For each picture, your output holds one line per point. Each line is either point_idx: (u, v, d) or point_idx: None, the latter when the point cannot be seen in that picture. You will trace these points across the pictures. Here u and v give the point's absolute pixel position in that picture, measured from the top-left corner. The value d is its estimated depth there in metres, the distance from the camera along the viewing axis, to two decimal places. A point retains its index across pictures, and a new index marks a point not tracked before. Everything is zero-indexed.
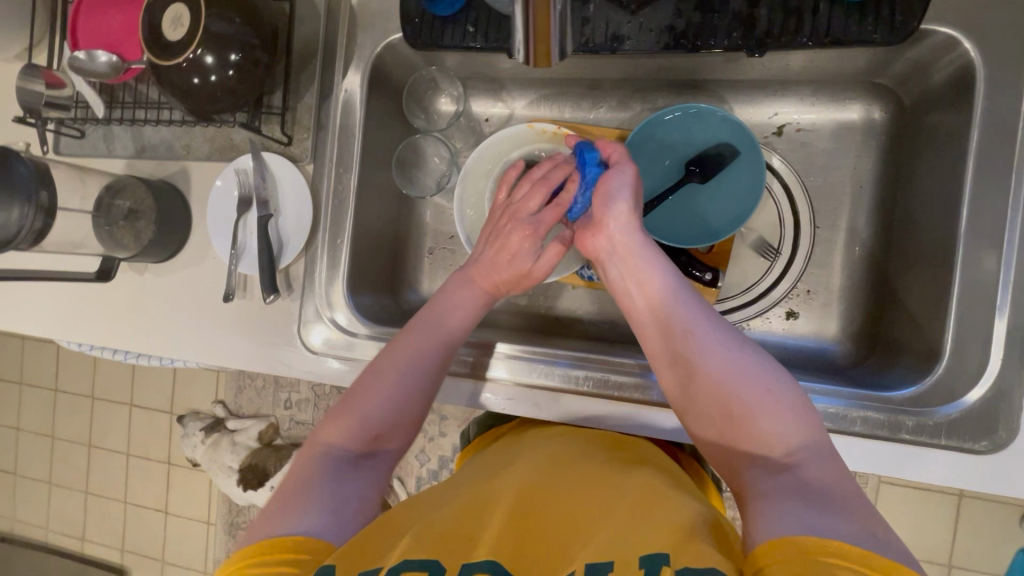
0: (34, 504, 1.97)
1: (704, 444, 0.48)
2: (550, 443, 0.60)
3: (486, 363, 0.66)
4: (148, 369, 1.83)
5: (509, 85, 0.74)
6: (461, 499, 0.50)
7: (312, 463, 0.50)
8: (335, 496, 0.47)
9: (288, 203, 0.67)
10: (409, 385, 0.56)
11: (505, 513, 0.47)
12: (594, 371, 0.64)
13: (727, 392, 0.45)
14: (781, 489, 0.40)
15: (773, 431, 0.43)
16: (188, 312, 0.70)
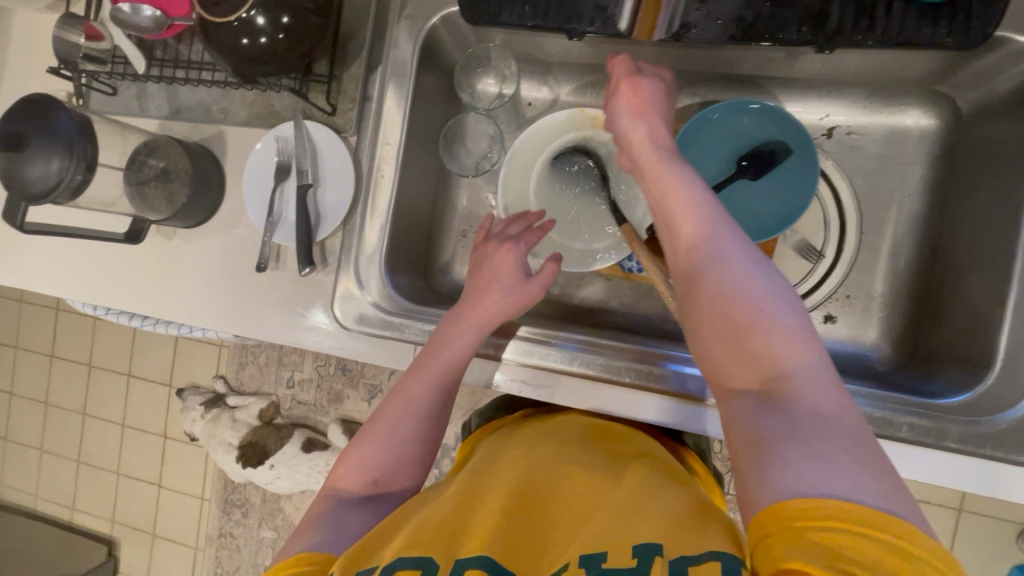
0: (24, 470, 1.94)
1: (702, 362, 0.44)
2: (556, 431, 0.58)
3: (513, 348, 0.65)
4: (148, 340, 1.80)
5: (556, 69, 0.72)
6: (456, 493, 0.49)
7: (322, 504, 0.50)
8: (338, 526, 0.47)
9: (328, 175, 0.65)
10: (399, 429, 0.53)
11: (497, 508, 0.45)
12: (635, 362, 0.62)
13: (728, 309, 0.42)
14: (773, 418, 0.36)
15: (775, 353, 0.39)
16: (216, 280, 0.68)
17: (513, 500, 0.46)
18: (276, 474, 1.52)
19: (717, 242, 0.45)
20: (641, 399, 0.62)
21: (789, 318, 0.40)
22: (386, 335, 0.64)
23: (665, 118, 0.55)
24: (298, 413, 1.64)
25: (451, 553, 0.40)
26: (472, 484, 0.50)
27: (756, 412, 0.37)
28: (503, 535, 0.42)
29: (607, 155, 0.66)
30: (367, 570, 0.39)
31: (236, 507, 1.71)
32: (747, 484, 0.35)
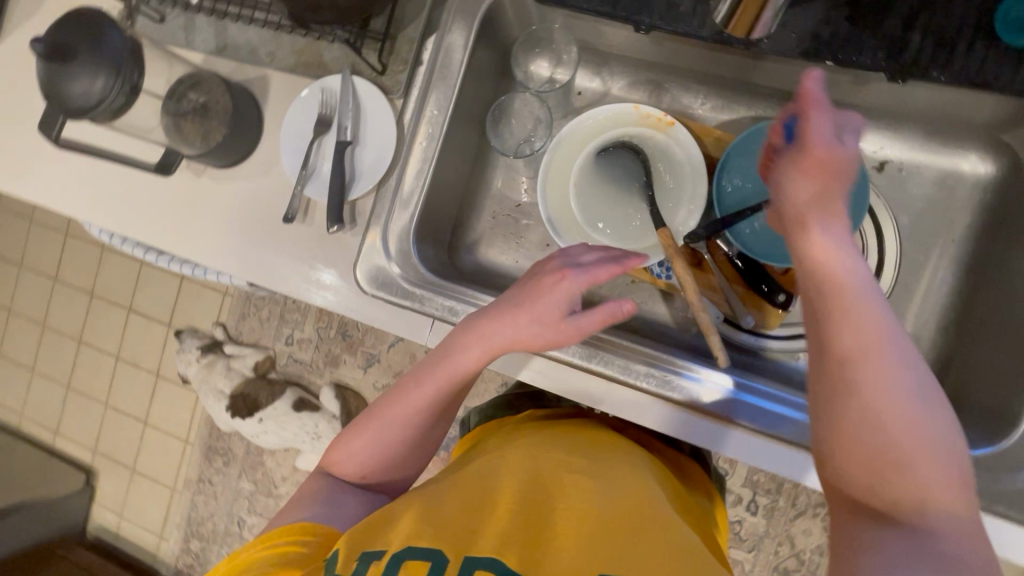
0: (13, 387, 1.95)
1: (822, 457, 0.43)
2: (554, 425, 0.59)
3: None
4: (153, 277, 1.80)
5: (613, 61, 0.71)
6: (464, 482, 0.50)
7: (319, 481, 0.57)
8: (332, 505, 0.54)
9: (369, 135, 0.64)
10: (391, 435, 0.57)
11: (507, 503, 0.46)
12: (656, 369, 0.61)
13: (880, 423, 0.39)
14: (905, 549, 0.36)
15: (922, 483, 0.38)
16: (239, 225, 0.67)
17: (525, 496, 0.47)
18: (263, 428, 1.53)
19: (882, 350, 0.41)
20: (655, 405, 0.61)
21: (942, 445, 0.39)
22: (405, 305, 0.63)
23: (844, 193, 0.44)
24: (292, 372, 1.64)
25: (461, 547, 0.42)
26: (477, 473, 0.51)
27: (876, 534, 0.38)
28: (516, 532, 0.44)
29: (653, 156, 0.64)
30: (375, 553, 0.42)
31: (219, 454, 1.72)
32: None
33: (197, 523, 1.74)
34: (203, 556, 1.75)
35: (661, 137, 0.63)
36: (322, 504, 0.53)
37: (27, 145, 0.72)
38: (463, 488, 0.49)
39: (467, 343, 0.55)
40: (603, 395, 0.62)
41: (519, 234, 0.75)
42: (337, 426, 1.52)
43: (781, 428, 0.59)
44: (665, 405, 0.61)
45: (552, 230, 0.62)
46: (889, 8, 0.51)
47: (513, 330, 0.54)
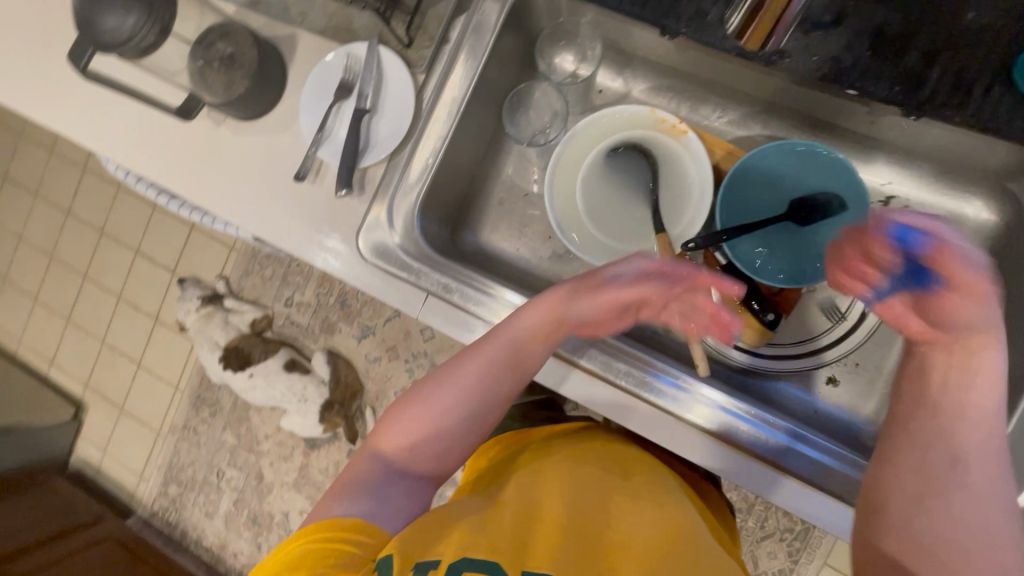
0: (14, 314, 1.98)
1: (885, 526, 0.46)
2: (583, 448, 0.68)
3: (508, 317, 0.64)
4: (163, 223, 1.82)
5: (636, 63, 0.71)
6: (514, 505, 0.58)
7: (369, 465, 0.61)
8: (383, 492, 0.59)
9: (387, 105, 0.65)
10: (439, 413, 0.62)
11: (557, 535, 0.55)
12: (634, 368, 0.63)
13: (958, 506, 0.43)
14: None
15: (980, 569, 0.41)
16: (250, 178, 0.68)
17: (573, 524, 0.56)
18: (252, 384, 1.55)
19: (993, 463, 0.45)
20: (649, 413, 0.62)
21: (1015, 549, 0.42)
22: (402, 277, 0.64)
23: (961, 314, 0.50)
24: (288, 334, 1.68)
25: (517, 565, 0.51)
26: (526, 495, 0.59)
27: None
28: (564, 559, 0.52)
29: (663, 161, 0.65)
30: (433, 562, 0.50)
31: (207, 405, 1.75)
32: None
33: (178, 468, 1.78)
34: (180, 501, 1.78)
35: (673, 143, 0.64)
36: (375, 496, 0.58)
37: (55, 75, 0.73)
38: (513, 507, 0.58)
39: (517, 325, 0.60)
40: (580, 387, 0.64)
41: (523, 223, 0.77)
42: (324, 391, 1.54)
43: (761, 447, 0.60)
44: (658, 412, 0.62)
45: (553, 222, 0.63)
46: (909, 44, 0.52)
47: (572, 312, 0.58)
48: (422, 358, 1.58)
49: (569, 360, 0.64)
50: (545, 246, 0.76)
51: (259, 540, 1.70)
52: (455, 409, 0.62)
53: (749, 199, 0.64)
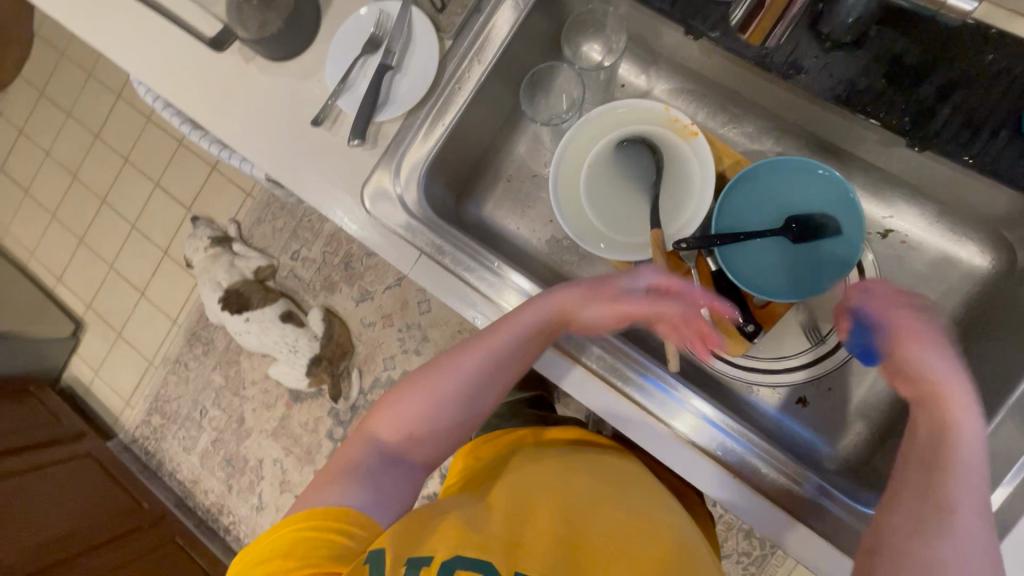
0: (30, 226, 2.02)
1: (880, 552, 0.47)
2: (572, 457, 0.70)
3: (498, 288, 0.65)
4: (186, 161, 1.85)
5: (661, 62, 0.72)
6: (506, 510, 0.61)
7: (361, 451, 0.62)
8: (377, 479, 0.60)
9: (411, 65, 0.66)
10: (443, 397, 0.64)
11: (548, 543, 0.58)
12: (609, 355, 0.64)
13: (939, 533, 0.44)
14: None
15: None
16: (269, 117, 0.70)
17: (564, 537, 0.59)
18: (246, 327, 1.57)
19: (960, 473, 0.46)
20: (643, 422, 0.62)
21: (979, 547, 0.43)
22: (399, 233, 0.66)
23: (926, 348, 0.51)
24: (289, 287, 1.71)
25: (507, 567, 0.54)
26: (516, 499, 0.62)
27: None
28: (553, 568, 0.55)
29: (669, 160, 0.66)
30: (428, 558, 0.53)
31: (201, 342, 1.79)
32: None
33: (164, 400, 1.82)
34: (162, 431, 1.82)
35: (682, 143, 0.65)
36: (370, 480, 0.60)
37: None
38: (504, 512, 0.61)
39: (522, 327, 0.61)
40: (559, 369, 0.64)
41: (526, 203, 0.78)
42: (316, 346, 1.56)
43: (729, 455, 0.60)
44: (651, 420, 0.62)
45: (554, 204, 0.64)
46: (924, 77, 0.52)
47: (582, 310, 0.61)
48: (414, 330, 1.61)
49: (580, 361, 0.64)
50: (545, 228, 0.78)
51: (231, 482, 1.74)
52: (457, 391, 0.64)
53: (749, 210, 0.65)
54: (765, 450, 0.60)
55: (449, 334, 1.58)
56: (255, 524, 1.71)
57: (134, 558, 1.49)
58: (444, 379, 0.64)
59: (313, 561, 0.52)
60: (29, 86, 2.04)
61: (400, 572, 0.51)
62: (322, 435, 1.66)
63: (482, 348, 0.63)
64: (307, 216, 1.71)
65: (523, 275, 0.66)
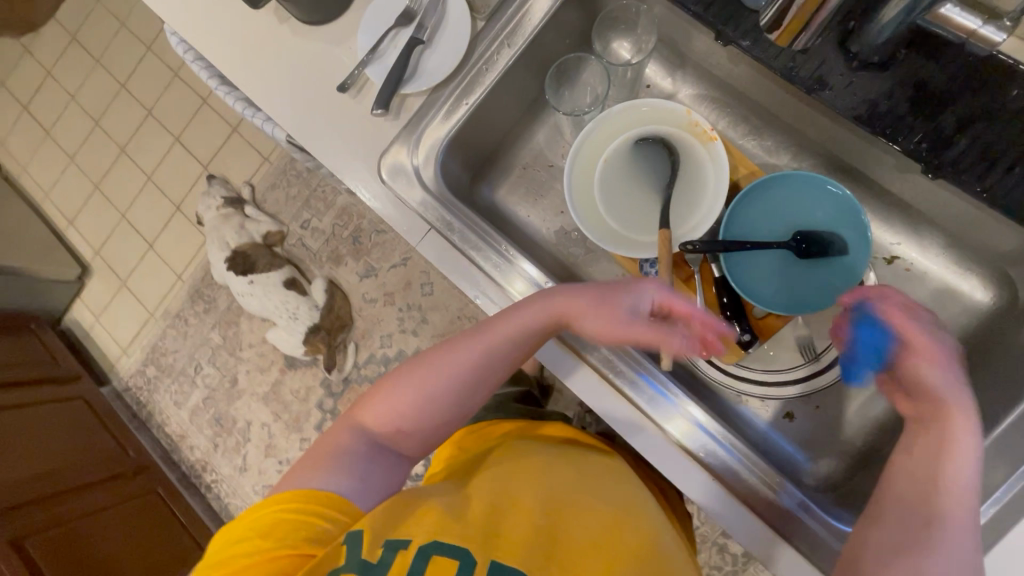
0: (48, 167, 2.04)
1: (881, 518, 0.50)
2: (557, 454, 0.71)
3: (505, 272, 0.65)
4: (208, 119, 1.86)
5: (689, 67, 0.73)
6: (487, 497, 0.63)
7: (349, 439, 0.63)
8: (362, 469, 0.62)
9: (441, 41, 0.67)
10: (434, 393, 0.63)
11: (527, 531, 0.59)
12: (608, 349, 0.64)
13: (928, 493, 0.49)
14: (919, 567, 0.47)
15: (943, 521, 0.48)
16: (296, 78, 0.71)
17: (543, 526, 0.60)
18: (248, 290, 1.58)
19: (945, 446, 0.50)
20: (634, 421, 0.62)
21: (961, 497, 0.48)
22: (411, 205, 0.67)
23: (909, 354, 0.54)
24: (295, 255, 1.73)
25: (487, 555, 0.55)
26: (498, 489, 0.64)
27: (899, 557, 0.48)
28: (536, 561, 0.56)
29: (686, 162, 0.66)
30: (405, 543, 0.55)
31: (203, 300, 1.80)
32: None
33: (161, 352, 1.84)
34: (155, 383, 1.84)
35: (701, 149, 0.65)
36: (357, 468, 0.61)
37: None
38: (488, 498, 0.62)
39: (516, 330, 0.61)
40: (555, 357, 0.64)
41: (539, 192, 0.79)
42: (315, 316, 1.57)
43: (712, 458, 0.61)
44: (642, 419, 0.62)
45: (568, 196, 0.65)
46: (947, 105, 0.53)
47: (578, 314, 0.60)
48: (414, 311, 1.62)
49: (580, 355, 0.64)
50: (555, 219, 0.79)
51: (218, 441, 1.76)
52: (446, 386, 0.63)
53: (758, 221, 0.66)
54: (748, 459, 0.61)
55: (448, 319, 1.59)
56: (236, 485, 1.73)
57: (115, 504, 1.50)
58: (440, 380, 0.63)
59: (292, 542, 0.55)
60: (62, 29, 2.06)
61: (377, 555, 0.53)
62: (311, 405, 1.67)
63: (481, 350, 0.62)
64: (321, 188, 1.72)
65: (532, 261, 0.66)
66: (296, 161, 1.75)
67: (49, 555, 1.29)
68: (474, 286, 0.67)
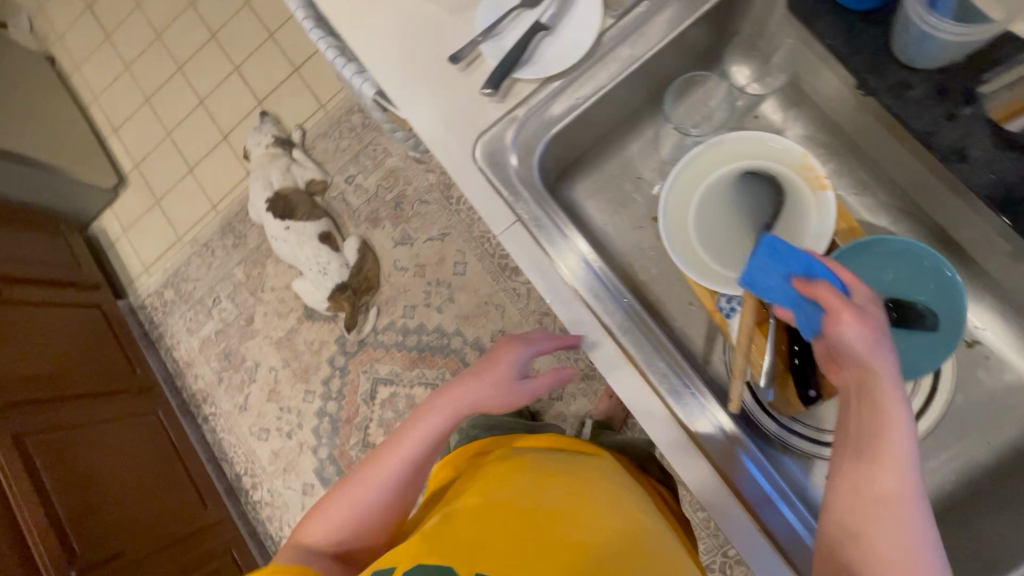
0: (102, 70, 2.02)
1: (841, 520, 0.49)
2: (541, 454, 0.70)
3: (558, 246, 0.64)
4: (270, 54, 1.83)
5: (805, 107, 0.70)
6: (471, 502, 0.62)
7: (292, 554, 0.63)
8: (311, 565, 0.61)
9: (565, 31, 0.65)
10: (367, 494, 0.65)
11: (516, 531, 0.58)
12: (652, 350, 0.62)
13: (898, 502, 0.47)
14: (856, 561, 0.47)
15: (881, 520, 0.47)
16: (407, 39, 0.69)
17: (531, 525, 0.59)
18: (283, 234, 1.56)
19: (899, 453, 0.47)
20: (669, 427, 0.60)
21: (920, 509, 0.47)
22: (501, 191, 0.64)
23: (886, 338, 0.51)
24: (334, 208, 1.71)
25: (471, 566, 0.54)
26: (479, 492, 0.63)
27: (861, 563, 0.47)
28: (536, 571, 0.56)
29: (791, 203, 0.63)
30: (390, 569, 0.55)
31: (234, 235, 1.79)
32: None
33: (182, 277, 1.83)
34: (171, 306, 1.84)
35: (809, 194, 0.62)
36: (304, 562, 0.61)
37: None
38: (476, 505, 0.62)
39: (432, 415, 0.65)
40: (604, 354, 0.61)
41: (620, 203, 0.77)
42: (344, 273, 1.58)
43: (747, 491, 0.59)
44: (678, 430, 0.60)
45: (661, 218, 0.63)
46: None
47: (474, 389, 0.64)
48: (443, 288, 1.61)
49: (627, 352, 0.61)
50: (633, 232, 0.76)
51: (223, 375, 1.76)
52: (379, 484, 0.65)
53: None
54: (773, 484, 0.60)
55: (474, 302, 1.58)
56: (234, 422, 1.74)
57: (118, 418, 1.48)
58: (376, 474, 0.65)
59: None
60: None
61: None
62: (323, 360, 1.67)
63: (400, 448, 0.65)
64: (373, 146, 1.70)
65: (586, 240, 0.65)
66: (353, 115, 1.73)
67: (46, 458, 1.25)
68: (532, 263, 0.64)
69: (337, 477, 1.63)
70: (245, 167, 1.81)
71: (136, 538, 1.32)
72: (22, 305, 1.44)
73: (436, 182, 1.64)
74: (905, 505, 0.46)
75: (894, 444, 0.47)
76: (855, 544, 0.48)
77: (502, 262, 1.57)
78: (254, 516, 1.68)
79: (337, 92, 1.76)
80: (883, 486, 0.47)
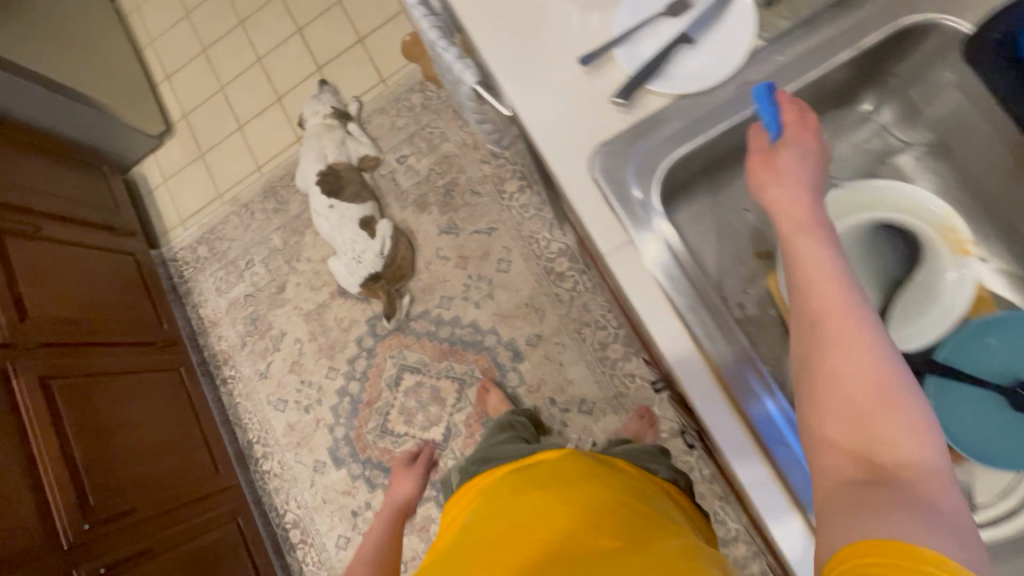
0: (160, 15, 1.98)
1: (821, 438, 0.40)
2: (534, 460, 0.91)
3: (643, 229, 0.59)
4: (337, 20, 1.78)
5: (944, 161, 0.65)
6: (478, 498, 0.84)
7: None
8: None
9: (708, 48, 0.60)
10: None
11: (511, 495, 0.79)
12: (738, 344, 0.56)
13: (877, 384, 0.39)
14: (852, 484, 0.37)
15: (880, 432, 0.38)
16: (534, 32, 0.65)
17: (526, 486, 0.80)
18: (326, 213, 1.53)
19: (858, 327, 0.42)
20: (732, 428, 0.54)
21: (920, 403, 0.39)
22: (614, 207, 0.60)
23: (808, 186, 0.50)
24: (381, 187, 1.67)
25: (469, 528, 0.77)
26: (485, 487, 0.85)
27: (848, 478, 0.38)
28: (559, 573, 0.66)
29: (928, 269, 0.59)
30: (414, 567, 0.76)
31: (276, 200, 1.76)
32: (828, 528, 0.36)
33: (217, 236, 1.80)
34: (202, 263, 1.81)
35: (953, 261, 0.58)
36: None
37: None
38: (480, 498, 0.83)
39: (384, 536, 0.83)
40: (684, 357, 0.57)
41: (723, 235, 0.72)
42: (378, 264, 1.52)
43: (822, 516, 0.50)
44: (738, 424, 0.54)
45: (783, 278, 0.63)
46: None
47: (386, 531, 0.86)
48: (483, 283, 1.57)
49: (707, 355, 0.56)
50: (732, 267, 0.71)
51: (247, 340, 1.74)
52: None
53: (985, 354, 0.57)
54: None
55: (514, 303, 1.54)
56: (252, 389, 1.71)
57: (143, 372, 1.45)
58: None
59: None
60: None
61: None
62: (351, 340, 1.64)
63: None
64: (429, 130, 1.65)
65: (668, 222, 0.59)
66: (413, 94, 1.68)
67: (69, 405, 1.22)
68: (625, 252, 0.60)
69: (351, 460, 1.60)
70: (296, 133, 1.77)
71: (148, 498, 1.28)
72: (58, 247, 1.42)
73: (490, 174, 1.59)
74: (840, 319, 0.42)
75: (812, 270, 0.44)
76: (815, 385, 0.41)
77: (548, 266, 1.53)
78: (263, 486, 1.66)
79: (399, 69, 1.71)
80: (812, 308, 0.43)
